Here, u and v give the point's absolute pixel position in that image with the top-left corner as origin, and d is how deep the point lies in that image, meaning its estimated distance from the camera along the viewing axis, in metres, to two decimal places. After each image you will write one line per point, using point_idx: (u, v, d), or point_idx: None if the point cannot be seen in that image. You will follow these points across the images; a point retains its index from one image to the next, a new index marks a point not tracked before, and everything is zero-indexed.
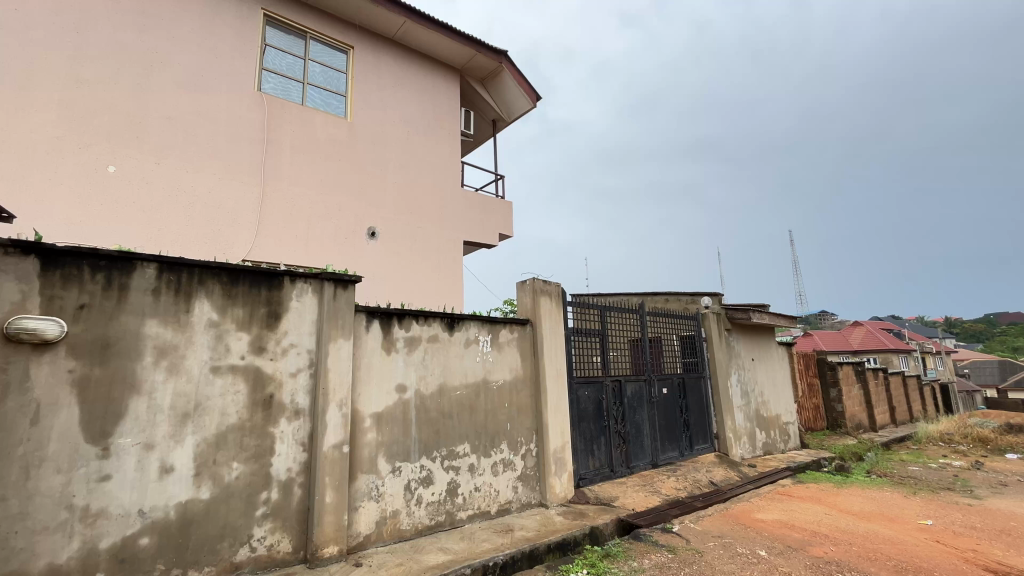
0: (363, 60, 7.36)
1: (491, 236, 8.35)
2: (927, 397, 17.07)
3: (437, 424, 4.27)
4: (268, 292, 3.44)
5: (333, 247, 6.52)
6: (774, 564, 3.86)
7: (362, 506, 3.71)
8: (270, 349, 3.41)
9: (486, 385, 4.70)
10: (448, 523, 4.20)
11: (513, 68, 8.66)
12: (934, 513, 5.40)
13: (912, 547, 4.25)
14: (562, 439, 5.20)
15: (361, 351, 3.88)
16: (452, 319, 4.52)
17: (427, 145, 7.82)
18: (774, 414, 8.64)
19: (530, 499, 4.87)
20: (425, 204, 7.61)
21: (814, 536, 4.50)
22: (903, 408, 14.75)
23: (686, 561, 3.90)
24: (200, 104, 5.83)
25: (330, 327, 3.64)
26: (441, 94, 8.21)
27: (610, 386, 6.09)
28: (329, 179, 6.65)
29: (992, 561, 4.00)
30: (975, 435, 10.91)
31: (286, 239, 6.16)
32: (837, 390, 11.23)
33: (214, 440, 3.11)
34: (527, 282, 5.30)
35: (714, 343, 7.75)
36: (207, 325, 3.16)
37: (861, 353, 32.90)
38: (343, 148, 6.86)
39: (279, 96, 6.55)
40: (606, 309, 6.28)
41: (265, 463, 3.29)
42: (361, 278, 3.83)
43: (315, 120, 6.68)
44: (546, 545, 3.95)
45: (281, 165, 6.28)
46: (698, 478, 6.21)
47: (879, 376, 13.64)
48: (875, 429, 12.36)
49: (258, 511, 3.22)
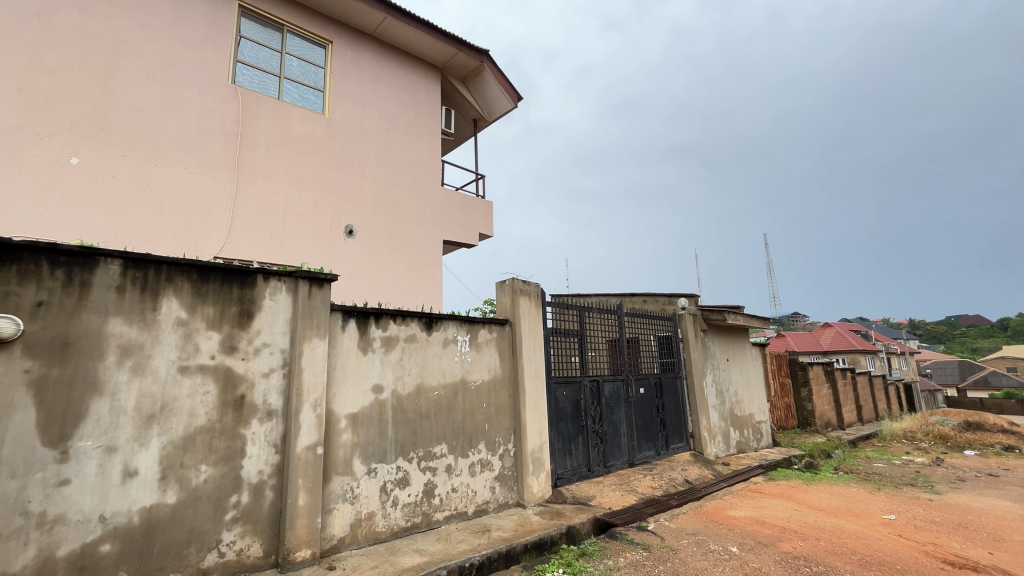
0: (342, 55, 7.25)
1: (471, 236, 8.32)
2: (891, 396, 17.69)
3: (414, 424, 4.23)
4: (240, 291, 3.35)
5: (309, 245, 6.41)
6: (745, 561, 3.94)
7: (336, 508, 3.65)
8: (242, 349, 3.32)
9: (464, 385, 4.68)
10: (424, 524, 4.16)
11: (495, 68, 8.67)
12: (897, 508, 5.60)
13: (876, 542, 4.40)
14: (540, 439, 5.21)
15: (337, 351, 3.82)
16: (430, 319, 4.48)
17: (407, 143, 7.75)
18: (748, 413, 8.82)
19: (507, 499, 4.87)
20: (404, 203, 7.53)
21: (784, 532, 4.62)
22: (869, 406, 15.26)
23: (660, 559, 3.95)
24: (170, 96, 5.65)
25: (305, 326, 3.57)
26: (422, 92, 8.14)
27: (588, 386, 6.14)
28: (306, 176, 6.52)
29: (951, 554, 4.16)
30: (936, 433, 11.37)
31: (260, 236, 6.02)
32: (808, 389, 11.56)
33: (181, 442, 3.01)
34: (506, 282, 5.29)
35: (690, 344, 7.89)
36: (175, 324, 3.06)
37: (830, 354, 33.92)
38: (320, 144, 6.74)
39: (254, 90, 6.40)
40: (585, 310, 6.33)
41: (235, 466, 3.21)
42: (336, 276, 3.77)
43: (291, 115, 6.55)
44: (523, 545, 3.96)
45: (256, 160, 6.13)
46: (673, 477, 6.31)
47: (847, 376, 14.09)
48: (843, 427, 12.75)
49: (227, 516, 3.14)
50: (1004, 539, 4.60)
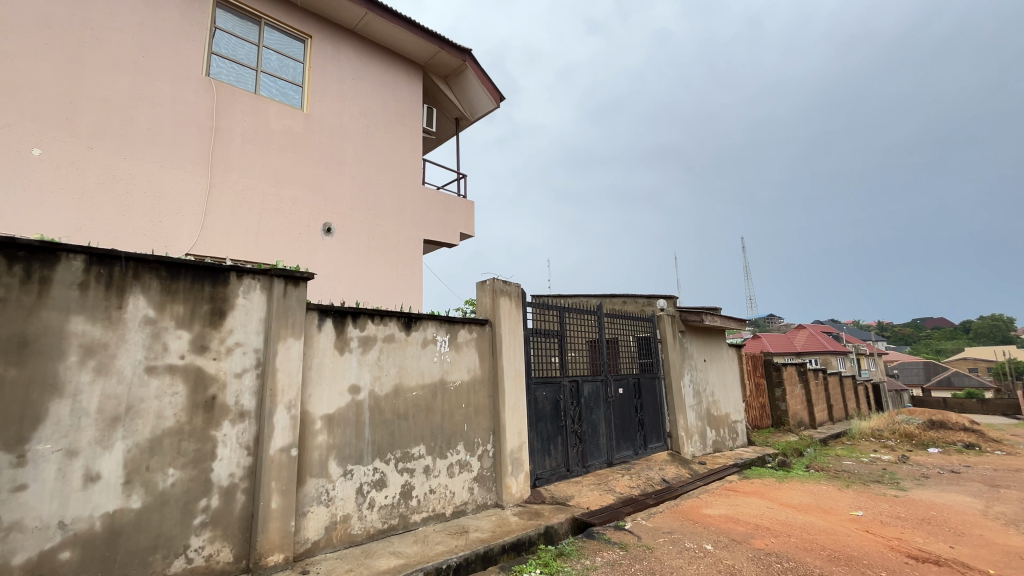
0: (322, 50, 7.13)
1: (452, 236, 8.27)
2: (860, 396, 18.26)
3: (392, 425, 4.18)
4: (212, 289, 3.27)
5: (286, 243, 6.29)
6: (719, 558, 4.00)
7: (310, 512, 3.58)
8: (213, 348, 3.23)
9: (443, 385, 4.64)
10: (401, 526, 4.11)
11: (477, 67, 8.64)
12: (865, 504, 5.77)
13: (844, 537, 4.52)
14: (519, 439, 5.21)
15: (312, 351, 3.75)
16: (409, 319, 4.44)
17: (387, 141, 7.66)
18: (724, 413, 8.98)
19: (485, 500, 4.85)
20: (384, 201, 7.45)
21: (757, 529, 4.71)
22: (840, 406, 15.70)
23: (636, 557, 3.99)
24: (141, 87, 5.47)
25: (279, 326, 3.49)
26: (403, 90, 8.06)
27: (568, 386, 6.17)
28: (283, 173, 6.39)
29: (914, 548, 4.31)
30: (902, 431, 11.77)
31: (236, 233, 5.88)
32: (781, 389, 11.84)
33: (148, 445, 2.91)
34: (487, 282, 5.28)
35: (668, 344, 7.99)
36: (142, 323, 2.96)
37: (804, 355, 34.82)
38: (298, 140, 6.61)
39: (230, 83, 6.24)
40: (565, 310, 6.35)
41: (204, 469, 3.11)
42: (313, 275, 3.69)
43: (269, 110, 6.41)
44: (500, 546, 3.95)
45: (231, 155, 5.98)
46: (651, 476, 6.38)
47: (819, 376, 14.48)
48: (815, 426, 13.10)
49: (195, 520, 3.04)
50: (964, 534, 4.78)
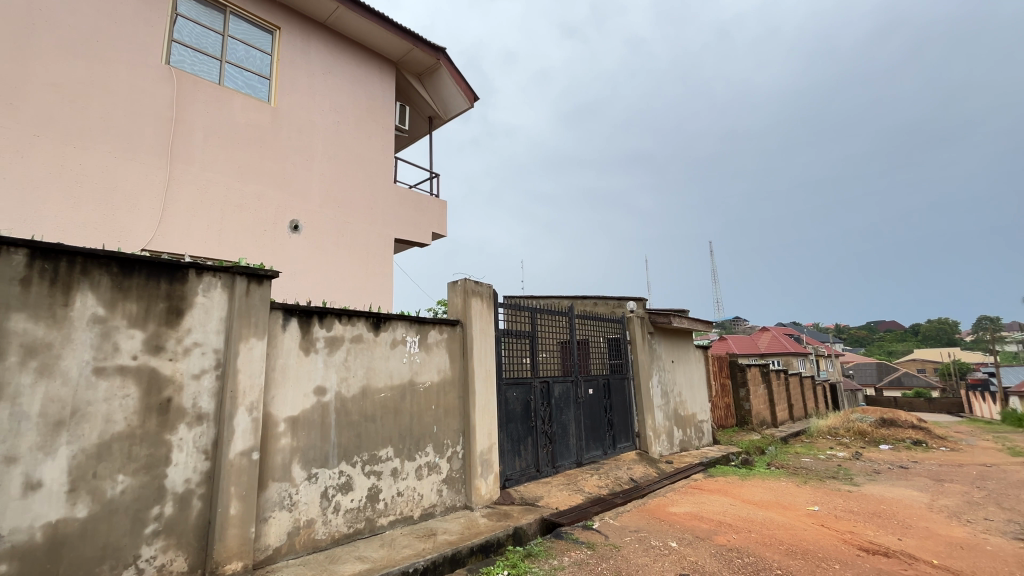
0: (291, 43, 6.95)
1: (424, 235, 8.19)
2: (819, 395, 19.05)
3: (359, 427, 4.10)
4: (169, 286, 3.13)
5: (250, 241, 6.09)
6: (683, 555, 4.09)
7: (272, 517, 3.48)
8: (169, 349, 3.09)
9: (412, 387, 4.58)
10: (367, 530, 4.03)
11: (451, 65, 8.60)
12: (821, 500, 6.01)
13: (801, 532, 4.70)
14: (489, 440, 5.19)
15: (276, 352, 3.64)
16: (378, 319, 4.36)
17: (358, 137, 7.52)
18: (690, 412, 9.20)
19: (454, 502, 4.81)
20: (354, 199, 7.31)
21: (719, 525, 4.84)
22: (799, 405, 16.31)
23: (603, 556, 4.03)
24: (94, 73, 5.20)
25: (241, 326, 3.37)
26: (375, 86, 7.93)
27: (539, 387, 6.19)
28: (248, 168, 6.18)
29: (865, 541, 4.51)
30: (856, 429, 12.33)
31: (197, 228, 5.65)
32: (745, 390, 12.22)
33: (95, 450, 2.76)
34: (458, 282, 5.24)
35: (637, 346, 8.13)
36: (91, 321, 2.81)
37: (767, 356, 36.05)
38: (265, 134, 6.41)
39: (192, 72, 6.00)
40: (537, 311, 6.37)
41: (157, 475, 2.98)
42: (278, 273, 3.58)
43: (234, 102, 6.20)
44: (468, 548, 3.92)
45: (192, 147, 5.74)
46: (619, 476, 6.47)
47: (780, 376, 15.00)
48: (777, 425, 13.57)
49: (147, 529, 2.90)
50: (911, 526, 5.04)
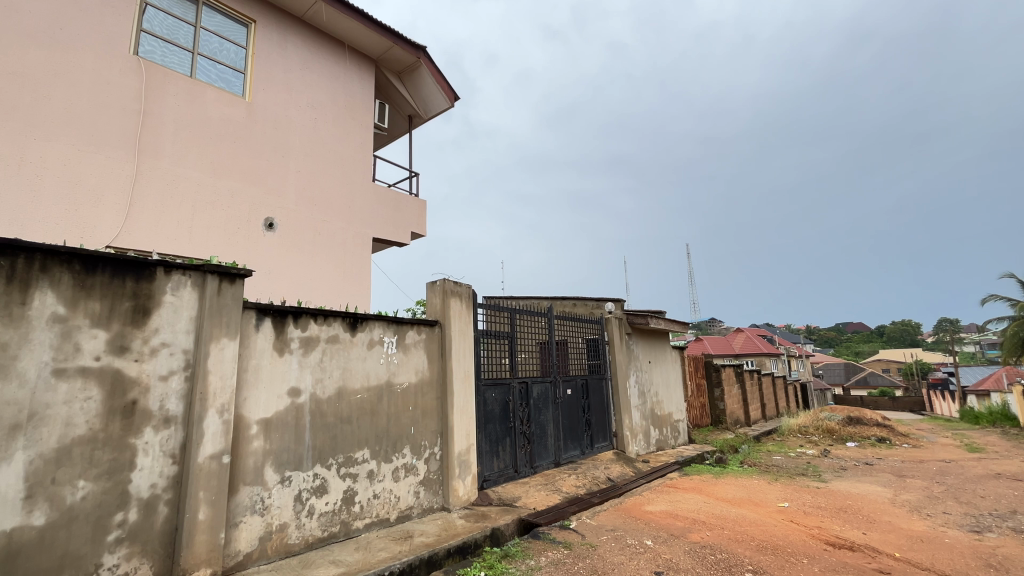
0: (267, 36, 6.80)
1: (403, 235, 8.11)
2: (790, 395, 19.57)
3: (334, 429, 4.03)
4: (135, 285, 3.02)
5: (222, 238, 5.92)
6: (658, 552, 4.15)
7: (243, 522, 3.39)
8: (135, 349, 2.99)
9: (389, 387, 4.53)
10: (342, 533, 3.97)
11: (432, 64, 8.56)
12: (790, 496, 6.18)
13: (772, 527, 4.82)
14: (467, 441, 5.17)
15: (249, 352, 3.55)
16: (355, 319, 4.30)
17: (336, 134, 7.41)
18: (666, 412, 9.34)
19: (431, 504, 4.78)
20: (331, 197, 7.20)
21: (694, 523, 4.92)
22: (772, 405, 16.75)
23: (580, 556, 4.05)
24: (57, 62, 4.99)
25: (212, 325, 3.28)
26: (354, 83, 7.83)
27: (517, 387, 6.20)
28: (220, 163, 6.01)
29: (832, 536, 4.65)
30: (824, 427, 12.70)
31: (166, 225, 5.48)
32: (720, 390, 12.48)
33: (54, 455, 2.65)
34: (437, 282, 5.21)
35: (615, 346, 8.21)
36: (51, 321, 2.69)
37: (741, 357, 36.89)
38: (238, 129, 6.25)
39: (162, 63, 5.82)
40: (516, 312, 6.38)
41: (120, 480, 2.87)
42: (251, 272, 3.49)
43: (206, 96, 6.03)
44: (445, 550, 3.89)
45: (161, 142, 5.57)
46: (597, 475, 6.53)
47: (754, 376, 15.36)
48: (750, 424, 13.89)
49: (109, 536, 2.80)
50: (875, 520, 5.22)
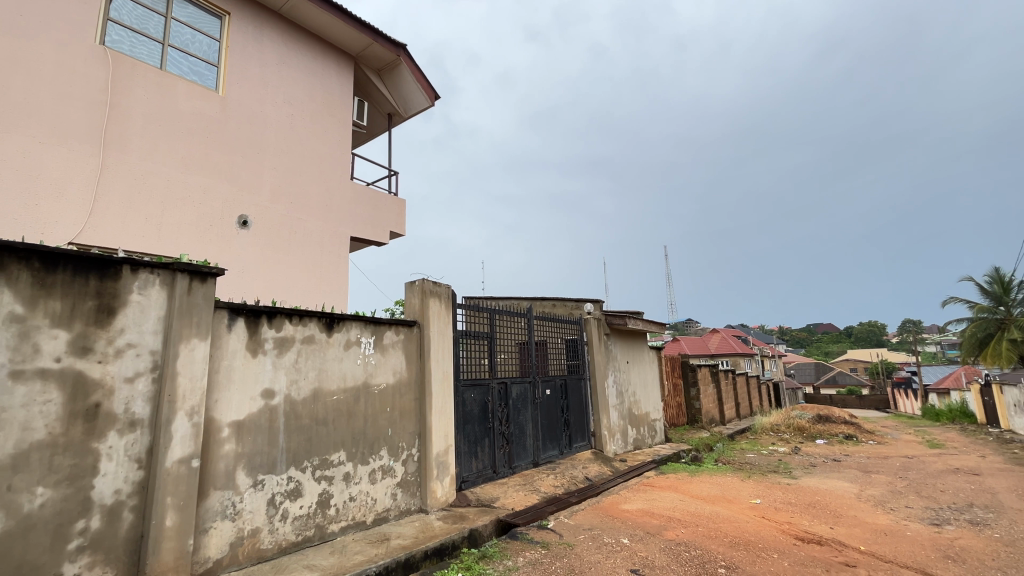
0: (241, 29, 6.64)
1: (381, 234, 8.03)
2: (763, 394, 20.08)
3: (310, 431, 3.96)
4: (99, 283, 2.91)
5: (193, 236, 5.75)
6: (634, 550, 4.20)
7: (213, 528, 3.30)
8: (98, 350, 2.88)
9: (367, 388, 4.48)
10: (317, 537, 3.90)
11: (412, 62, 8.50)
12: (762, 493, 6.34)
13: (744, 524, 4.94)
14: (446, 442, 5.14)
15: (220, 354, 3.46)
16: (331, 319, 4.23)
17: (312, 131, 7.27)
18: (644, 412, 9.47)
19: (409, 506, 4.74)
20: (308, 195, 7.07)
21: (669, 521, 5.00)
22: (745, 403, 17.16)
23: (557, 555, 4.07)
24: (15, 50, 4.77)
25: (181, 325, 3.18)
26: (332, 79, 7.71)
27: (496, 388, 6.19)
28: (192, 158, 5.84)
29: (801, 531, 4.80)
30: (795, 425, 13.07)
31: (133, 221, 5.29)
32: (696, 389, 12.72)
33: (11, 461, 2.53)
34: (416, 282, 5.17)
35: (594, 347, 8.29)
36: (7, 321, 2.57)
37: (717, 357, 37.67)
38: (210, 124, 6.08)
39: (131, 54, 5.62)
40: (495, 312, 6.37)
41: (82, 487, 2.76)
42: (223, 270, 3.39)
43: (177, 89, 5.85)
44: (423, 552, 3.86)
45: (129, 135, 5.38)
46: (575, 475, 6.58)
47: (728, 375, 15.71)
48: (725, 422, 14.20)
49: (70, 545, 2.69)
50: (842, 515, 5.40)
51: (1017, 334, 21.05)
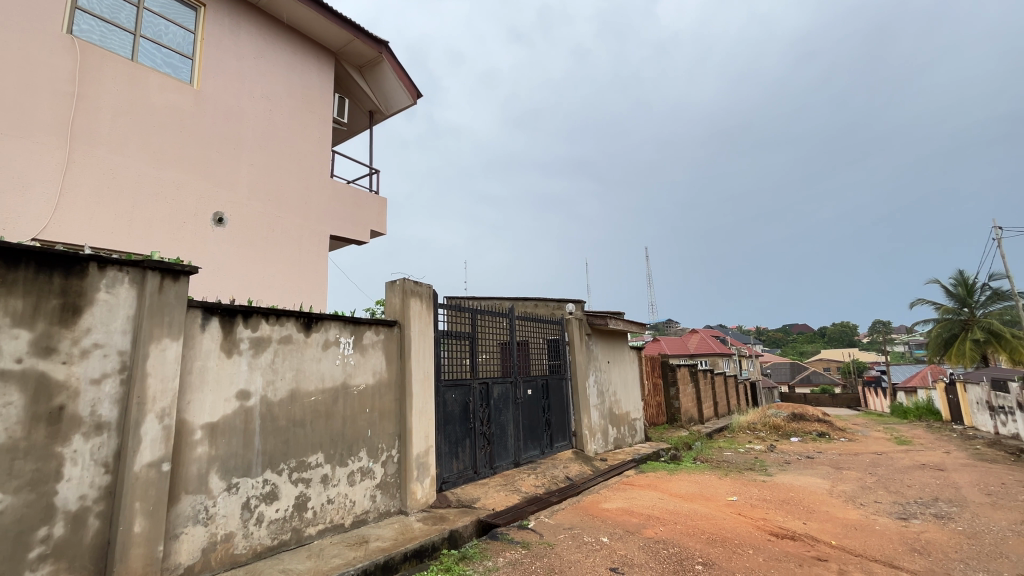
0: (218, 22, 6.48)
1: (362, 233, 7.93)
2: (740, 393, 20.48)
3: (286, 433, 3.88)
4: (64, 281, 2.80)
5: (166, 232, 5.59)
6: (613, 549, 4.23)
7: (184, 533, 3.21)
8: (62, 350, 2.77)
9: (345, 389, 4.41)
10: (293, 541, 3.83)
11: (394, 60, 8.43)
12: (738, 490, 6.47)
13: (721, 520, 5.03)
14: (426, 443, 5.11)
15: (193, 354, 3.37)
16: (309, 319, 4.16)
17: (291, 127, 7.14)
18: (624, 411, 9.57)
19: (388, 507, 4.69)
20: (286, 192, 6.94)
21: (648, 519, 5.06)
22: (723, 402, 17.48)
23: (537, 555, 4.07)
24: None
25: (151, 325, 3.07)
26: (312, 75, 7.58)
27: (477, 388, 6.17)
28: (165, 152, 5.67)
29: (776, 526, 4.91)
30: (771, 423, 13.36)
31: (102, 217, 5.12)
32: (675, 389, 12.91)
33: None
34: (396, 282, 5.12)
35: (575, 347, 8.33)
36: None
37: (696, 356, 38.30)
38: (184, 118, 5.92)
39: (101, 44, 5.43)
40: (477, 312, 6.35)
41: (45, 492, 2.66)
42: (197, 268, 3.30)
43: (149, 81, 5.68)
44: (402, 554, 3.82)
45: (97, 127, 5.20)
46: (556, 474, 6.60)
47: (707, 375, 15.98)
48: (703, 421, 14.44)
49: (30, 553, 2.58)
50: (815, 510, 5.54)
51: (979, 334, 21.96)
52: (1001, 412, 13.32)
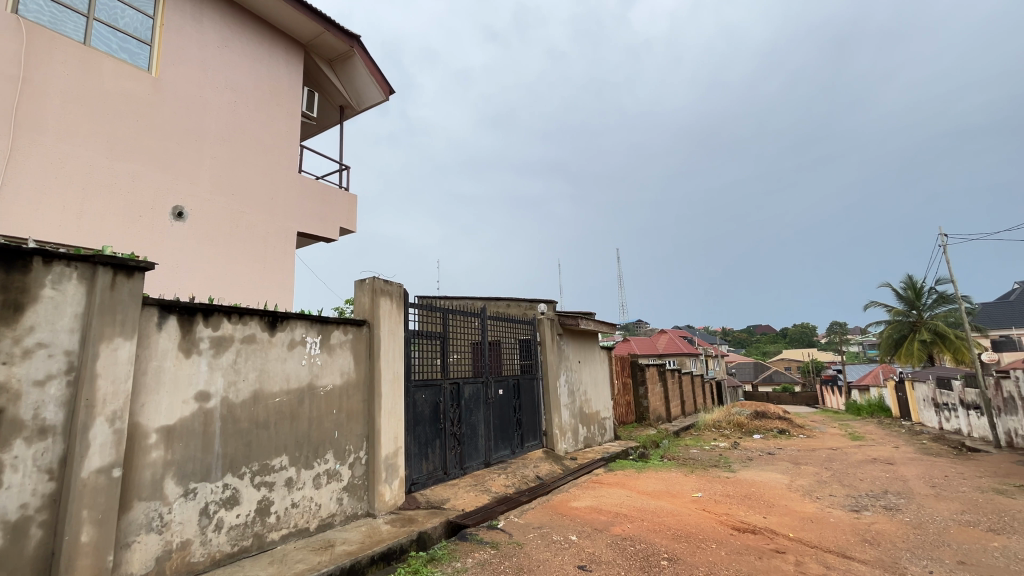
0: (179, 7, 6.21)
1: (330, 230, 7.75)
2: (707, 392, 21.05)
3: (248, 435, 3.76)
4: (4, 277, 2.62)
5: (119, 225, 5.31)
6: (581, 547, 4.27)
7: (136, 542, 3.07)
8: (2, 351, 2.60)
9: (312, 389, 4.31)
10: (255, 547, 3.71)
11: (366, 55, 8.29)
12: (703, 486, 6.64)
13: (686, 516, 5.16)
14: (395, 444, 5.03)
15: (148, 354, 3.22)
16: (274, 318, 4.04)
17: (256, 119, 6.92)
18: (594, 410, 9.67)
19: (355, 510, 4.60)
20: (250, 186, 6.71)
21: (616, 516, 5.13)
22: (690, 401, 17.95)
23: (506, 555, 4.07)
24: None
25: (102, 324, 2.91)
26: (280, 66, 7.37)
27: (448, 388, 6.13)
28: (119, 142, 5.40)
29: (737, 521, 5.06)
30: (735, 421, 13.78)
31: (49, 209, 4.84)
32: (644, 388, 13.18)
33: None
34: (366, 281, 5.03)
35: (547, 347, 8.38)
36: None
37: (665, 356, 39.17)
38: (141, 107, 5.65)
39: (49, 26, 5.14)
40: (448, 312, 6.30)
41: None
42: (153, 265, 3.15)
43: (103, 67, 5.40)
44: (369, 557, 3.75)
45: (45, 114, 4.91)
46: (526, 474, 6.62)
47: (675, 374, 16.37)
48: (671, 420, 14.78)
49: None
50: (774, 504, 5.75)
51: (926, 334, 23.31)
52: (944, 409, 14.14)
